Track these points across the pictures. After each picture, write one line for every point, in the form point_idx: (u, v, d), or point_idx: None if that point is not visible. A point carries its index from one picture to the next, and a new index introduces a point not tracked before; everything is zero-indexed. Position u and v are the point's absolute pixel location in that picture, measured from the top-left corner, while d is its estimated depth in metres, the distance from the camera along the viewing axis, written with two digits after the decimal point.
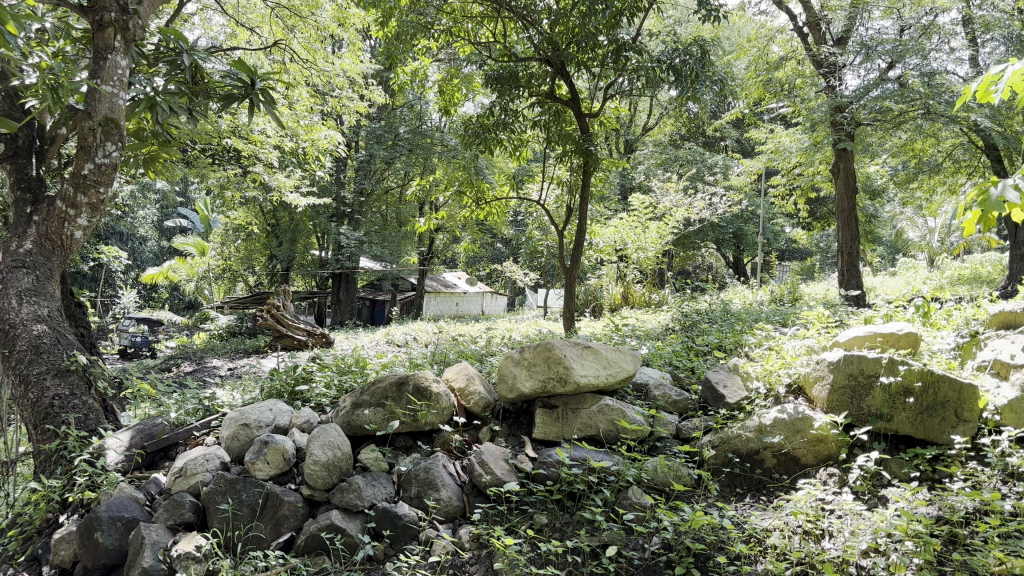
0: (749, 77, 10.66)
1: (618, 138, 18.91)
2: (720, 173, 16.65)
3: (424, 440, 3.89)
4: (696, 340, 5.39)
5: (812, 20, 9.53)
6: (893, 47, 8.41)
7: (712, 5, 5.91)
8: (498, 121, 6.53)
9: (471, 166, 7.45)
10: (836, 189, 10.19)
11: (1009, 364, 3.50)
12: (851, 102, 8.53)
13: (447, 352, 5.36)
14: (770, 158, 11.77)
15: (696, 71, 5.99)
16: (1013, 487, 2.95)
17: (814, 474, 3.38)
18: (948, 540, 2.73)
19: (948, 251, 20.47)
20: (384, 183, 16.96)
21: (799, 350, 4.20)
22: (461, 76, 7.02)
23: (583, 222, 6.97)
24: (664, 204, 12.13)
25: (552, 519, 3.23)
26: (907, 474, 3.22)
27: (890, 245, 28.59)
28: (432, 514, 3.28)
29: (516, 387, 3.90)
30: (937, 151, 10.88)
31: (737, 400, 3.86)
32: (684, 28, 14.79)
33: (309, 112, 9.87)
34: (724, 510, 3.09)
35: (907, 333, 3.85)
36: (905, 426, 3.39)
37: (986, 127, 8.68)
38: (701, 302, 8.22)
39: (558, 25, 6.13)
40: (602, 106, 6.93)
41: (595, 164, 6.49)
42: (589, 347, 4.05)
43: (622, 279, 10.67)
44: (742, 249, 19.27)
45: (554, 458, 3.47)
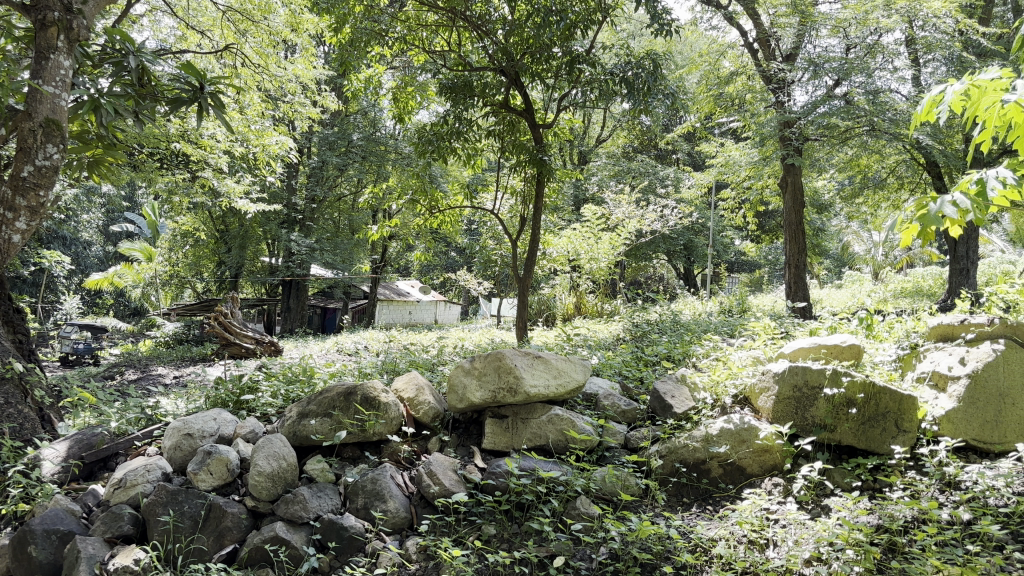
0: (700, 91, 10.80)
1: (572, 150, 19.00)
2: (671, 186, 16.86)
3: (372, 450, 3.85)
4: (646, 351, 5.43)
5: (762, 36, 9.73)
6: (839, 65, 8.62)
7: (665, 20, 5.97)
8: (451, 130, 6.50)
9: (425, 174, 7.42)
10: (785, 204, 10.39)
11: (947, 375, 3.60)
12: (799, 117, 8.74)
13: (398, 361, 5.33)
14: (720, 171, 11.89)
15: (647, 84, 6.09)
16: (949, 496, 3.02)
17: (759, 483, 3.42)
18: (887, 549, 2.79)
19: (892, 264, 20.98)
20: (337, 190, 16.81)
21: (746, 361, 4.26)
22: (415, 84, 6.97)
23: (536, 232, 6.97)
24: (616, 215, 12.22)
25: (500, 530, 3.22)
26: (849, 483, 3.28)
27: (835, 258, 29.08)
28: (379, 526, 3.25)
29: (465, 397, 3.87)
30: (881, 166, 11.15)
31: (684, 410, 3.89)
32: (637, 42, 14.99)
33: (260, 116, 9.74)
34: (671, 519, 3.12)
35: (850, 345, 3.93)
36: (847, 436, 3.46)
37: (927, 145, 8.90)
38: (652, 313, 8.29)
39: (513, 35, 6.15)
40: (556, 117, 6.94)
41: (548, 174, 6.51)
42: (539, 357, 4.05)
43: (575, 289, 10.73)
44: (692, 260, 19.52)
45: (503, 468, 3.48)
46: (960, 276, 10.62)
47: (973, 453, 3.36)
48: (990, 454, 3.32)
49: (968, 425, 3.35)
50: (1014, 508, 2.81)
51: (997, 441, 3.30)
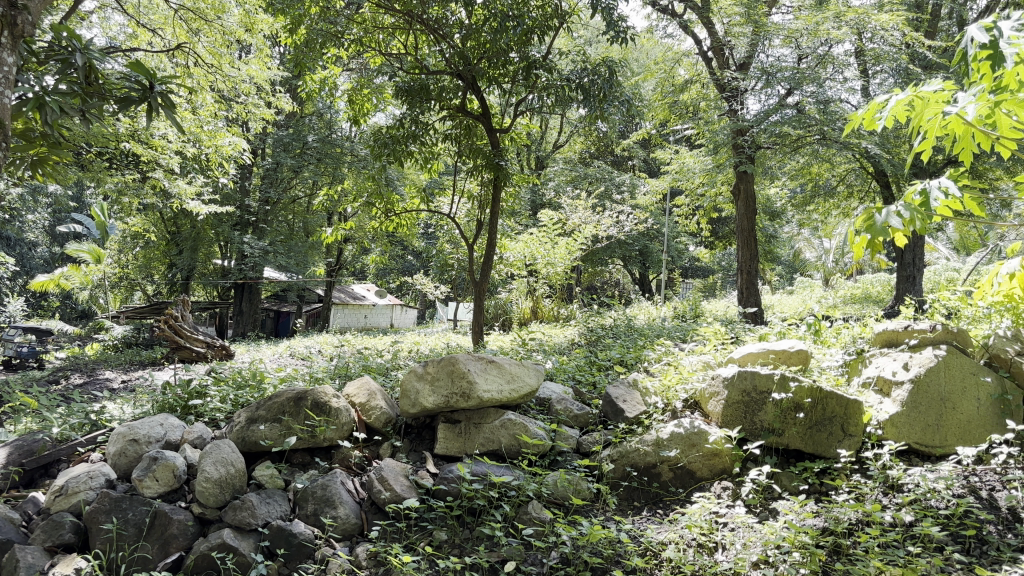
0: (655, 99, 10.89)
1: (529, 155, 19.04)
2: (627, 193, 16.99)
3: (322, 456, 3.81)
4: (599, 356, 5.44)
5: (717, 45, 9.87)
6: (791, 74, 8.79)
7: (621, 27, 6.02)
8: (407, 133, 6.46)
9: (380, 177, 7.37)
10: (738, 211, 10.52)
11: (891, 380, 3.68)
12: (752, 126, 8.90)
13: (351, 366, 5.28)
14: (675, 178, 12.00)
15: (603, 91, 6.16)
16: (892, 498, 3.09)
17: (709, 487, 3.46)
18: (833, 551, 2.84)
19: (842, 271, 21.39)
20: (291, 192, 16.64)
21: (696, 366, 4.31)
22: (372, 86, 6.94)
23: (492, 237, 6.96)
24: (573, 220, 12.27)
25: (451, 535, 3.21)
26: (796, 486, 3.34)
27: (787, 265, 29.53)
28: (328, 533, 3.21)
29: (418, 402, 3.85)
30: (831, 174, 11.34)
31: (636, 414, 3.93)
32: (593, 48, 15.09)
33: (213, 117, 9.59)
34: (621, 523, 3.14)
35: (797, 351, 4.00)
36: (795, 440, 3.52)
37: (875, 154, 9.06)
38: (607, 318, 8.32)
39: (470, 39, 6.15)
40: (513, 122, 6.95)
41: (505, 179, 6.51)
42: (493, 361, 4.04)
43: (532, 294, 10.76)
44: (648, 266, 19.65)
45: (454, 473, 3.47)
46: (907, 283, 10.83)
47: (915, 456, 3.44)
48: (931, 457, 3.40)
49: (910, 429, 3.42)
50: (954, 510, 2.89)
51: (938, 444, 3.37)
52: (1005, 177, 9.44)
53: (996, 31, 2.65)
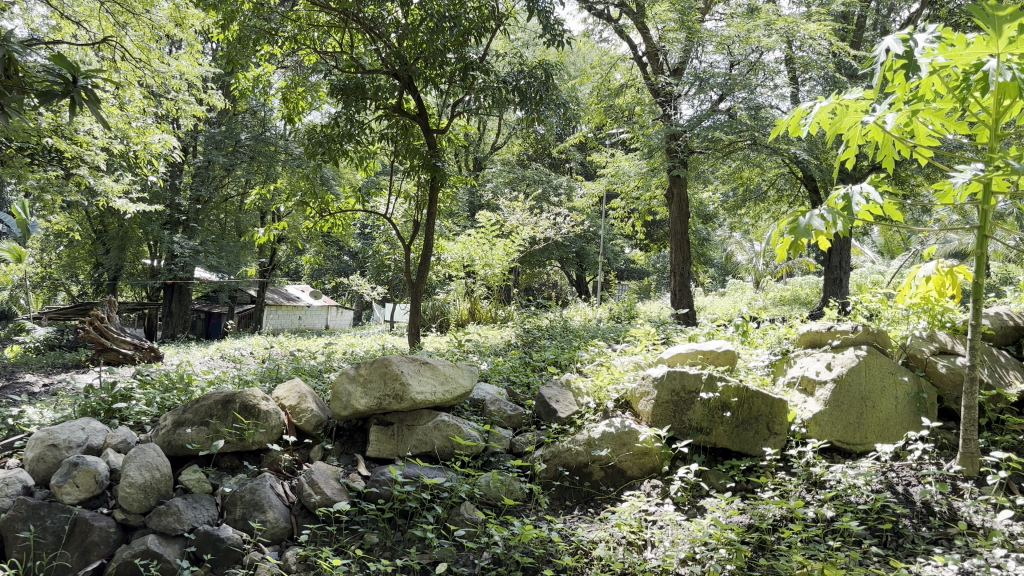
0: (592, 102, 10.96)
1: (468, 156, 19.01)
2: (563, 195, 17.11)
3: (251, 459, 3.74)
4: (534, 356, 5.47)
5: (651, 50, 10.01)
6: (723, 80, 8.98)
7: (557, 32, 6.07)
8: (343, 132, 6.37)
9: (315, 176, 7.29)
10: (671, 214, 10.67)
11: (815, 380, 3.79)
12: (685, 131, 9.08)
13: (282, 368, 5.20)
14: (611, 181, 12.11)
15: (539, 93, 6.24)
16: (815, 495, 3.18)
17: (639, 485, 3.51)
18: (758, 547, 2.91)
19: (772, 274, 21.88)
20: (223, 191, 16.33)
21: (628, 366, 4.37)
22: (307, 85, 6.87)
23: (429, 238, 6.92)
24: (510, 222, 12.30)
25: (382, 538, 3.19)
26: (723, 484, 3.43)
27: (720, 267, 30.08)
28: (257, 537, 3.16)
29: (350, 405, 3.81)
30: (762, 179, 11.60)
31: (568, 415, 3.98)
32: (530, 51, 15.16)
33: (142, 113, 9.33)
34: (553, 522, 3.17)
35: (725, 351, 4.09)
36: (722, 438, 3.60)
37: (804, 159, 9.28)
38: (544, 319, 8.37)
39: (406, 39, 6.13)
40: (450, 123, 6.92)
41: (442, 180, 6.49)
42: (426, 363, 4.02)
43: (469, 295, 10.75)
44: (584, 268, 19.79)
45: (387, 476, 3.46)
46: (833, 285, 11.10)
47: (836, 453, 3.56)
48: (852, 454, 3.51)
49: (833, 427, 3.54)
50: (872, 505, 3.00)
51: (858, 442, 3.50)
52: (926, 183, 9.79)
53: (911, 42, 2.74)
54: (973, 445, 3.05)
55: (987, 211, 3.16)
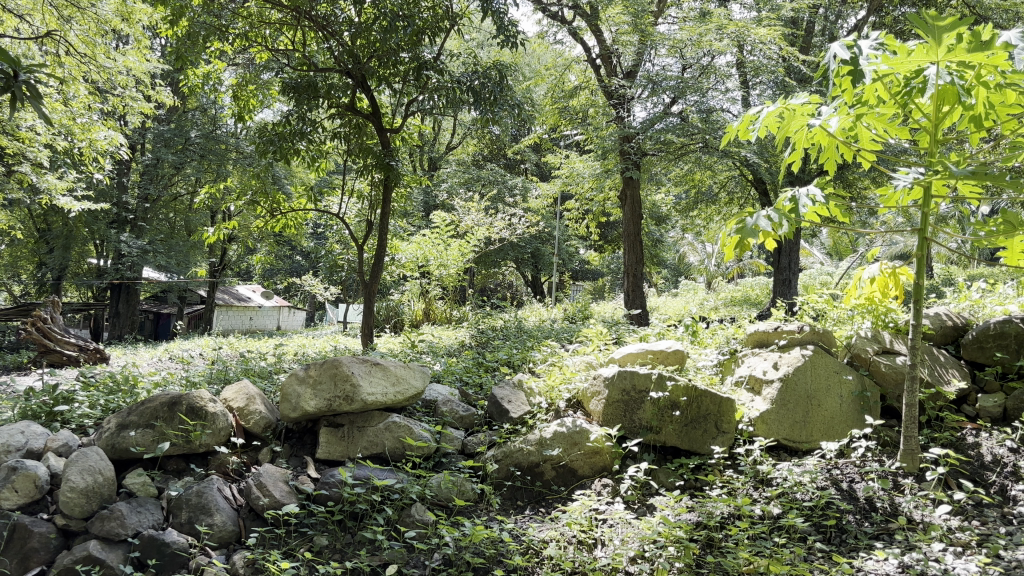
0: (547, 103, 11.00)
1: (422, 156, 18.94)
2: (518, 196, 17.15)
3: (198, 462, 3.68)
4: (487, 357, 5.47)
5: (605, 53, 10.08)
6: (675, 83, 9.08)
7: (511, 33, 6.08)
8: (295, 131, 6.29)
9: (266, 175, 7.20)
10: (625, 215, 10.74)
11: (762, 379, 3.86)
12: (638, 133, 9.15)
13: (231, 369, 5.13)
14: (565, 183, 12.14)
15: (494, 94, 6.27)
16: (762, 492, 3.24)
17: (589, 484, 3.54)
18: (706, 544, 2.95)
19: (724, 274, 22.18)
20: (172, 189, 16.03)
21: (579, 366, 4.39)
22: (258, 82, 6.78)
23: (382, 238, 6.88)
24: (465, 222, 12.29)
25: (332, 541, 3.16)
26: (672, 483, 3.47)
27: (673, 268, 30.41)
28: (204, 541, 3.10)
29: (299, 406, 3.76)
30: (713, 181, 11.75)
31: (520, 415, 3.99)
32: (485, 52, 15.16)
33: (87, 109, 9.12)
34: (504, 523, 3.17)
35: (674, 351, 4.14)
36: (671, 437, 3.64)
37: (753, 162, 9.43)
38: (498, 320, 8.38)
39: (359, 37, 6.01)
40: (403, 122, 6.88)
41: (395, 179, 6.45)
42: (377, 364, 3.99)
43: (424, 295, 10.72)
44: (539, 268, 19.85)
45: (337, 478, 3.43)
46: (783, 285, 11.28)
47: (782, 451, 3.64)
48: (798, 452, 3.59)
49: (779, 426, 3.62)
50: (817, 502, 3.06)
51: (804, 440, 3.58)
52: (872, 187, 10.02)
53: (856, 49, 2.83)
54: (914, 441, 3.14)
55: (929, 214, 3.26)
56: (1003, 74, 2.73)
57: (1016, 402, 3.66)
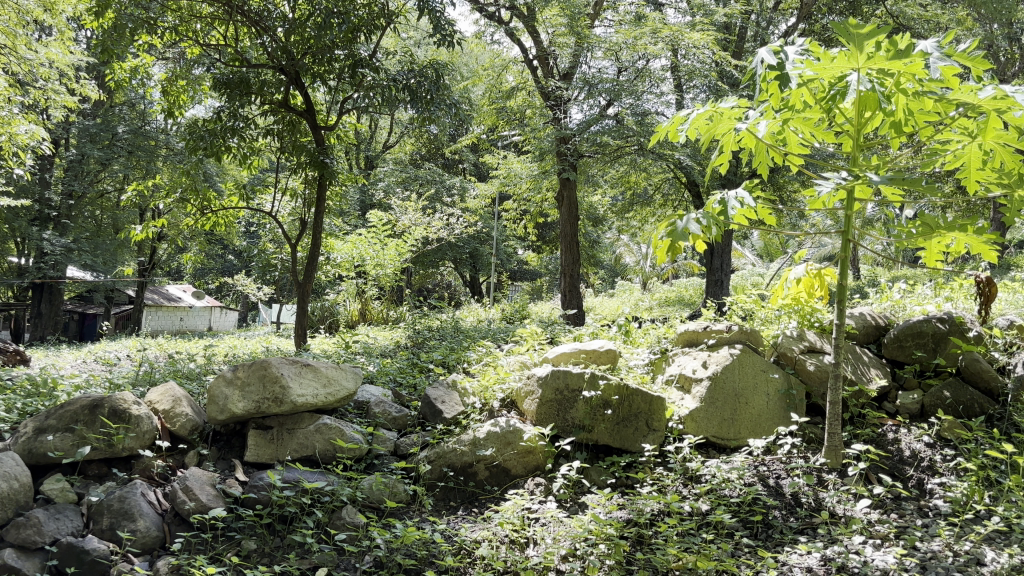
0: (484, 104, 11.00)
1: (359, 154, 18.76)
2: (456, 196, 17.12)
3: (120, 466, 3.57)
4: (421, 357, 5.45)
5: (542, 54, 10.10)
6: (611, 86, 9.17)
7: (447, 33, 6.07)
8: (226, 127, 6.16)
9: (196, 172, 7.04)
10: (562, 216, 10.78)
11: (691, 377, 3.93)
12: (575, 134, 9.21)
13: (158, 371, 5.00)
14: (503, 183, 12.15)
15: (430, 93, 6.26)
16: (691, 489, 3.30)
17: (522, 484, 3.55)
18: (636, 541, 2.99)
19: (660, 275, 22.50)
20: (99, 186, 15.53)
21: (513, 366, 4.41)
22: (188, 77, 6.63)
23: (317, 237, 6.79)
24: (402, 222, 12.21)
25: (260, 545, 3.11)
26: (604, 480, 3.52)
27: (611, 268, 30.73)
28: (126, 548, 3.01)
29: (227, 408, 3.69)
30: (648, 183, 11.91)
31: (454, 415, 3.98)
32: (421, 50, 15.09)
33: (7, 102, 8.78)
34: (436, 524, 3.17)
35: (606, 350, 4.19)
36: (603, 435, 3.69)
37: (687, 165, 9.58)
38: (435, 320, 8.34)
39: (293, 34, 5.96)
40: (338, 120, 6.81)
41: (330, 178, 6.38)
42: (308, 365, 3.94)
43: (360, 296, 10.61)
44: (477, 268, 19.80)
45: (265, 481, 3.38)
46: (715, 286, 11.49)
47: (711, 448, 3.71)
48: (726, 449, 3.67)
49: (708, 423, 3.69)
50: (743, 498, 3.13)
51: (732, 437, 3.66)
52: (801, 190, 10.30)
53: (782, 54, 2.90)
54: (837, 438, 3.22)
55: (852, 216, 3.36)
56: (920, 83, 2.82)
57: (932, 398, 3.80)
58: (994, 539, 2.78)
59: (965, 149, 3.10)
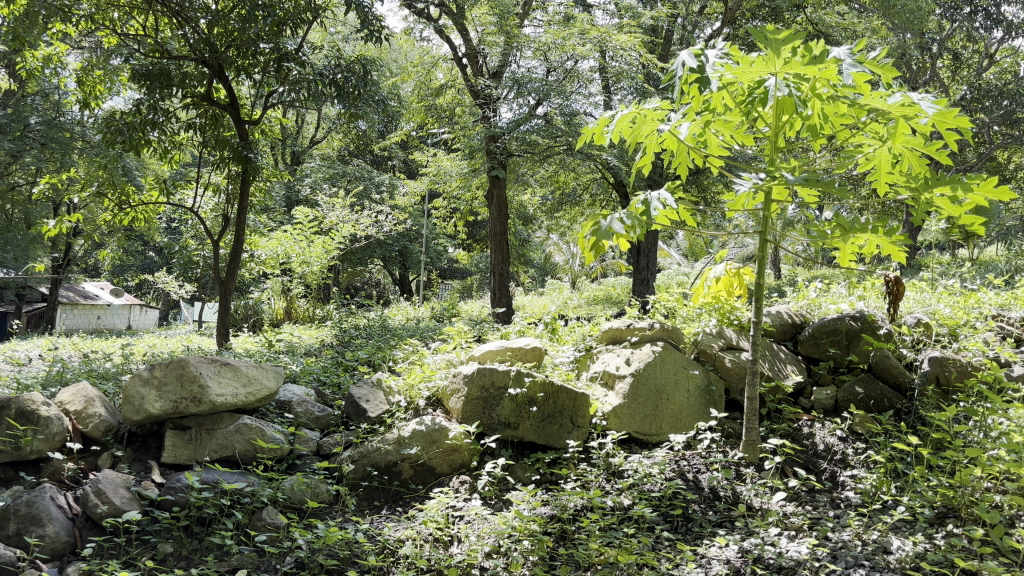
0: (414, 101, 10.91)
1: (285, 150, 18.42)
2: (385, 194, 16.98)
3: (28, 470, 3.44)
4: (347, 357, 5.39)
5: (471, 52, 10.06)
6: (540, 86, 9.23)
7: (375, 29, 6.03)
8: (145, 120, 5.97)
9: (114, 166, 6.80)
10: (491, 214, 10.76)
11: (615, 374, 3.99)
12: (504, 132, 9.23)
13: (70, 370, 4.82)
14: (432, 181, 12.09)
15: (357, 89, 6.21)
16: (614, 484, 3.34)
17: (447, 482, 3.56)
18: (559, 537, 3.02)
19: (588, 274, 22.75)
20: (9, 179, 14.82)
21: (439, 364, 4.40)
22: (106, 68, 6.41)
23: (240, 233, 6.64)
24: (329, 219, 12.04)
25: (177, 548, 3.03)
26: (528, 477, 3.55)
27: (540, 267, 30.91)
28: (34, 554, 2.89)
29: (142, 409, 3.57)
30: (577, 184, 12.02)
31: (378, 414, 3.95)
32: (349, 46, 14.90)
33: None
34: (360, 523, 3.14)
35: (532, 347, 4.22)
36: (529, 433, 3.71)
37: (615, 165, 9.70)
38: (361, 318, 8.25)
39: (216, 26, 5.82)
40: (263, 114, 6.67)
41: (254, 173, 6.25)
42: (227, 364, 3.86)
43: (285, 294, 10.42)
44: (407, 267, 19.65)
45: (182, 482, 3.31)
46: (641, 285, 11.66)
47: (634, 444, 3.76)
48: (648, 445, 3.73)
49: (630, 419, 3.75)
50: (664, 493, 3.18)
51: (654, 433, 3.72)
52: (724, 191, 10.54)
53: (702, 57, 2.99)
54: (754, 433, 3.28)
55: (769, 217, 3.44)
56: (834, 87, 2.91)
57: (846, 394, 3.93)
58: (900, 529, 2.89)
59: (876, 153, 3.20)
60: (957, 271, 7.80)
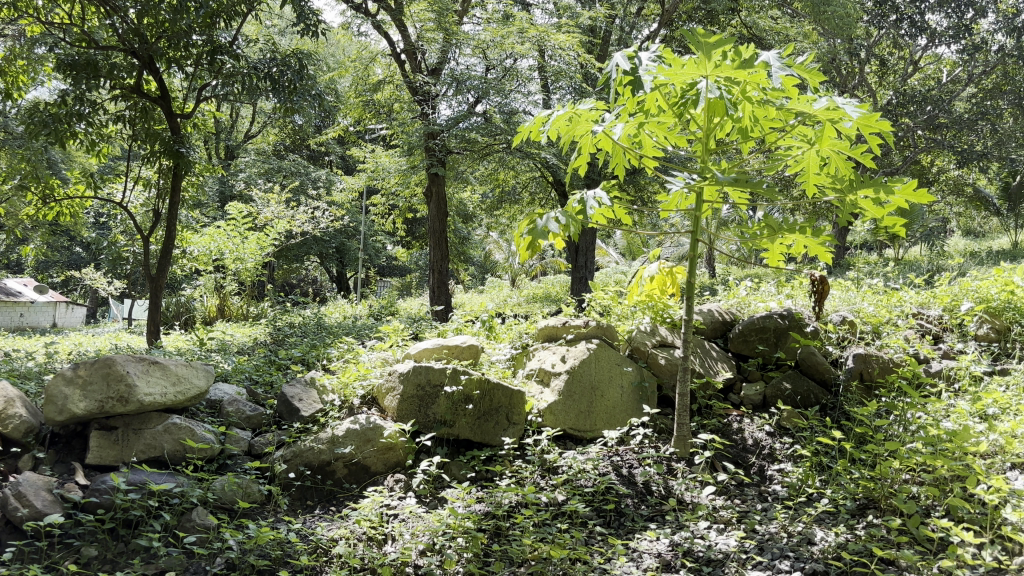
0: (351, 96, 10.79)
1: (218, 143, 18.04)
2: (322, 191, 16.77)
3: None
4: (280, 355, 5.31)
5: (409, 48, 9.95)
6: (479, 83, 9.22)
7: (311, 23, 5.96)
8: (72, 111, 5.78)
9: (38, 159, 6.57)
10: (430, 212, 10.71)
11: (550, 372, 4.02)
12: (442, 130, 9.20)
13: None
14: (370, 176, 11.99)
15: (293, 83, 6.13)
16: (548, 480, 3.38)
17: (382, 480, 3.55)
18: (493, 533, 3.04)
19: (527, 272, 22.84)
20: None
21: (374, 362, 4.38)
22: (29, 57, 6.19)
23: (171, 229, 6.48)
24: (264, 214, 11.84)
25: (102, 551, 2.96)
26: (463, 474, 3.56)
27: (479, 264, 30.93)
28: None
29: (66, 409, 3.46)
30: (516, 181, 12.06)
31: (312, 413, 3.91)
32: (286, 39, 14.66)
33: None
34: (292, 523, 3.11)
35: (468, 345, 4.22)
36: (464, 430, 3.73)
37: (553, 164, 9.77)
38: (297, 316, 8.15)
39: (146, 16, 5.66)
40: (195, 107, 6.52)
41: (186, 167, 6.12)
42: (155, 362, 3.77)
43: (218, 291, 10.20)
44: (344, 263, 19.44)
45: (108, 484, 3.23)
46: (579, 283, 11.75)
47: (568, 440, 3.80)
48: (582, 440, 3.77)
49: (565, 416, 3.78)
50: (597, 488, 3.22)
51: (588, 429, 3.77)
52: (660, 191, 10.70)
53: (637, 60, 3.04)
54: (685, 428, 3.40)
55: (701, 217, 3.51)
56: (764, 92, 2.98)
57: (774, 390, 4.03)
58: (824, 520, 2.98)
59: (804, 156, 3.28)
60: (881, 270, 8.06)
